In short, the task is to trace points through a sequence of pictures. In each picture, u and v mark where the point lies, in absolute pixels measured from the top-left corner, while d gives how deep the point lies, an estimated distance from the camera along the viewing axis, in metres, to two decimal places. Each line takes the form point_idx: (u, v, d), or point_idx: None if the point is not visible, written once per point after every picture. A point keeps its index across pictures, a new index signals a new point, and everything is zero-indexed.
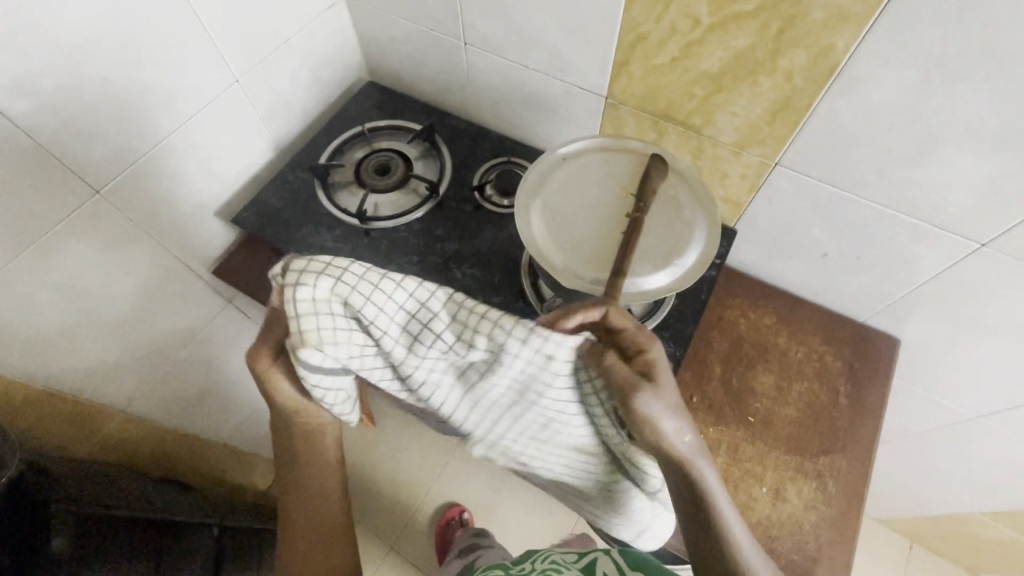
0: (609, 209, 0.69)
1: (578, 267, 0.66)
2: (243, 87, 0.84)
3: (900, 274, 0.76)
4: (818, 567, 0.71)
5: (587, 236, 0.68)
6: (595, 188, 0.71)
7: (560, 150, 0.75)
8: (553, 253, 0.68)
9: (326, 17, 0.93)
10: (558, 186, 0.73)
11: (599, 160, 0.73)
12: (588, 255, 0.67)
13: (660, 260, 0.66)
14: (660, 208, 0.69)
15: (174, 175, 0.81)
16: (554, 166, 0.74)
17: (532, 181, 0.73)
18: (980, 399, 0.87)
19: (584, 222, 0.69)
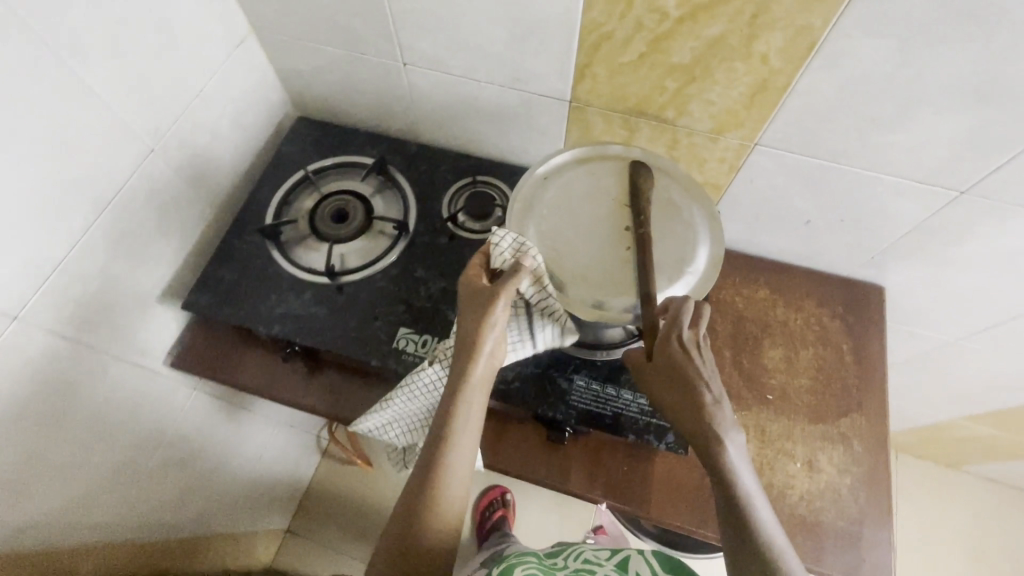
0: (607, 224, 0.66)
1: (592, 296, 0.63)
2: (161, 156, 0.74)
3: (883, 229, 0.78)
4: (864, 529, 0.73)
5: (591, 258, 0.65)
6: (586, 205, 0.68)
7: (539, 170, 0.71)
8: (562, 283, 0.64)
9: (237, 57, 0.82)
10: (547, 210, 0.68)
11: (583, 174, 0.70)
12: (599, 279, 0.64)
13: (673, 269, 0.64)
14: (659, 214, 0.67)
15: (102, 272, 0.70)
16: (539, 189, 0.70)
17: (519, 211, 0.69)
18: (962, 327, 0.92)
19: (585, 244, 0.66)
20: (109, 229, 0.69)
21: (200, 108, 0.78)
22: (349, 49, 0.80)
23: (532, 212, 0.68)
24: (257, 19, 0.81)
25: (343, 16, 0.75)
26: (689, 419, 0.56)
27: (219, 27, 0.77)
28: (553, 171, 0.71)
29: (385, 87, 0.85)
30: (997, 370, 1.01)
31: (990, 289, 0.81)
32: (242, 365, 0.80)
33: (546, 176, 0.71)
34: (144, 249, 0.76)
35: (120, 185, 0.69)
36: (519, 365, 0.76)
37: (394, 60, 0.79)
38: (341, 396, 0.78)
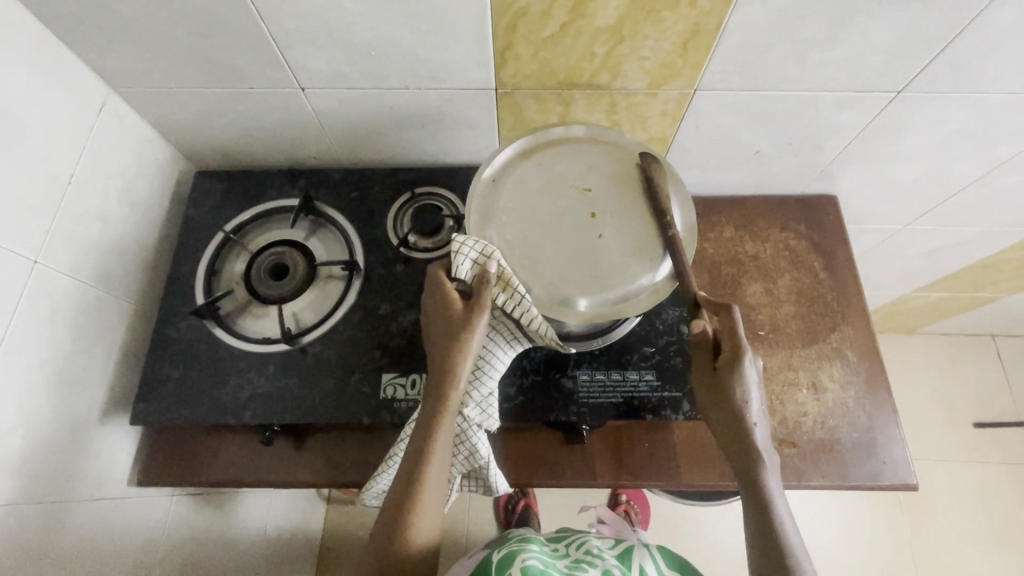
0: (574, 213, 0.66)
1: (576, 294, 0.62)
2: (50, 264, 0.63)
3: (828, 144, 0.78)
4: (878, 433, 0.75)
5: (569, 251, 0.64)
6: (545, 197, 0.66)
7: (485, 172, 0.67)
8: (550, 285, 0.63)
9: (103, 126, 0.70)
10: (508, 215, 0.65)
11: (534, 168, 0.68)
12: (579, 277, 0.63)
13: (649, 249, 0.64)
14: (620, 195, 0.67)
15: (22, 415, 0.60)
16: (491, 194, 0.67)
17: (478, 222, 0.65)
18: (911, 214, 0.95)
19: (556, 243, 0.64)
20: (14, 368, 0.59)
21: (77, 196, 0.67)
22: (234, 86, 0.70)
23: (492, 220, 0.65)
24: (113, 76, 0.69)
25: (215, 52, 0.65)
26: (723, 414, 0.58)
27: (69, 98, 0.65)
28: (501, 171, 0.68)
29: (287, 118, 0.76)
30: (946, 243, 1.06)
31: (934, 175, 0.83)
32: (219, 462, 0.72)
33: (495, 178, 0.67)
34: (66, 374, 0.65)
35: (9, 314, 0.58)
36: (517, 377, 0.73)
37: (289, 86, 0.70)
38: (340, 464, 0.71)
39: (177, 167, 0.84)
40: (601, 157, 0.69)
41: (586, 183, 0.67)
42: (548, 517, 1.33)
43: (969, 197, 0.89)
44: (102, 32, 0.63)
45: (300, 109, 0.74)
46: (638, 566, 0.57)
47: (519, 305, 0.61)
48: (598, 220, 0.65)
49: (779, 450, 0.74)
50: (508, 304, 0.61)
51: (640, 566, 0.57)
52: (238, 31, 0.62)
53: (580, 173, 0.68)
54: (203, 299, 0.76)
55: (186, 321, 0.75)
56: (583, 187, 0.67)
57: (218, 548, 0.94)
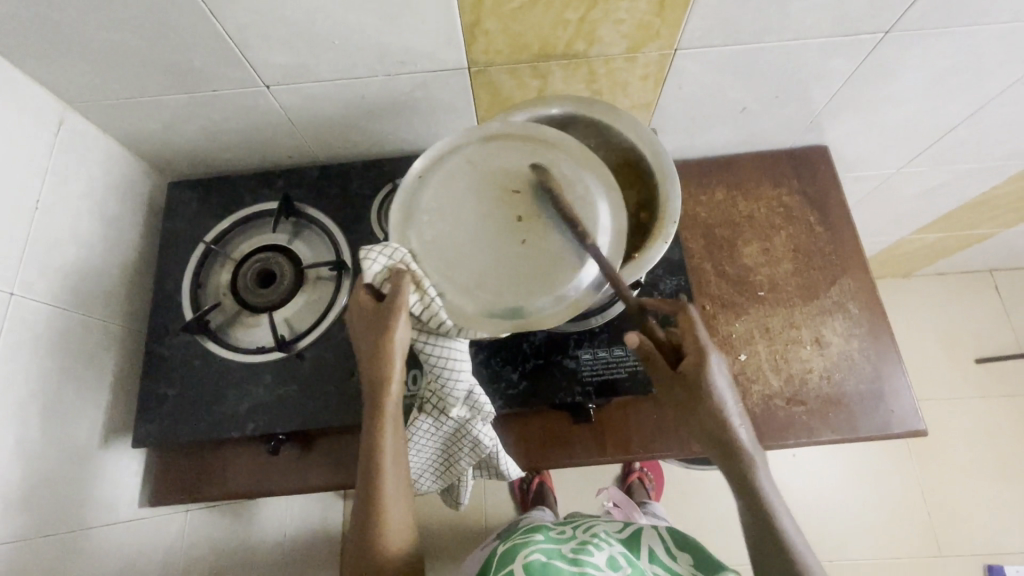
0: (497, 219, 0.59)
1: (490, 305, 0.57)
2: (26, 294, 0.61)
3: (816, 93, 0.75)
4: (884, 382, 0.75)
5: (489, 263, 0.58)
6: (469, 201, 0.59)
7: (413, 168, 0.61)
8: (466, 303, 0.57)
9: (64, 145, 0.67)
10: (428, 217, 0.59)
11: (463, 166, 0.61)
12: (496, 289, 0.57)
13: (576, 255, 0.57)
14: (551, 194, 0.59)
15: (20, 450, 0.59)
16: (416, 193, 0.60)
17: (398, 223, 0.60)
18: (904, 157, 0.93)
19: (476, 250, 0.58)
20: (4, 404, 0.58)
21: (46, 221, 0.64)
22: (196, 91, 0.67)
23: (411, 221, 0.59)
24: (67, 91, 0.66)
25: (170, 56, 0.62)
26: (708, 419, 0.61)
27: (23, 119, 0.62)
28: (430, 167, 0.61)
29: (255, 119, 0.73)
30: (940, 184, 1.04)
31: (925, 115, 0.81)
32: (229, 476, 0.71)
33: (424, 175, 0.61)
34: (59, 404, 0.64)
35: None
36: (519, 363, 0.72)
37: (253, 86, 0.67)
38: (350, 466, 0.71)
39: (149, 180, 0.81)
40: (535, 151, 0.61)
41: (518, 183, 0.60)
42: (563, 492, 1.35)
43: (962, 135, 0.87)
44: (48, 46, 0.59)
45: (267, 109, 0.71)
46: (647, 547, 0.64)
47: (429, 309, 0.57)
48: (525, 225, 0.58)
49: (787, 409, 0.74)
50: (419, 308, 0.57)
51: (647, 547, 0.64)
52: (191, 31, 0.59)
53: (512, 169, 0.60)
54: (191, 313, 0.74)
55: (177, 338, 0.74)
56: (513, 187, 0.60)
57: (240, 557, 0.94)
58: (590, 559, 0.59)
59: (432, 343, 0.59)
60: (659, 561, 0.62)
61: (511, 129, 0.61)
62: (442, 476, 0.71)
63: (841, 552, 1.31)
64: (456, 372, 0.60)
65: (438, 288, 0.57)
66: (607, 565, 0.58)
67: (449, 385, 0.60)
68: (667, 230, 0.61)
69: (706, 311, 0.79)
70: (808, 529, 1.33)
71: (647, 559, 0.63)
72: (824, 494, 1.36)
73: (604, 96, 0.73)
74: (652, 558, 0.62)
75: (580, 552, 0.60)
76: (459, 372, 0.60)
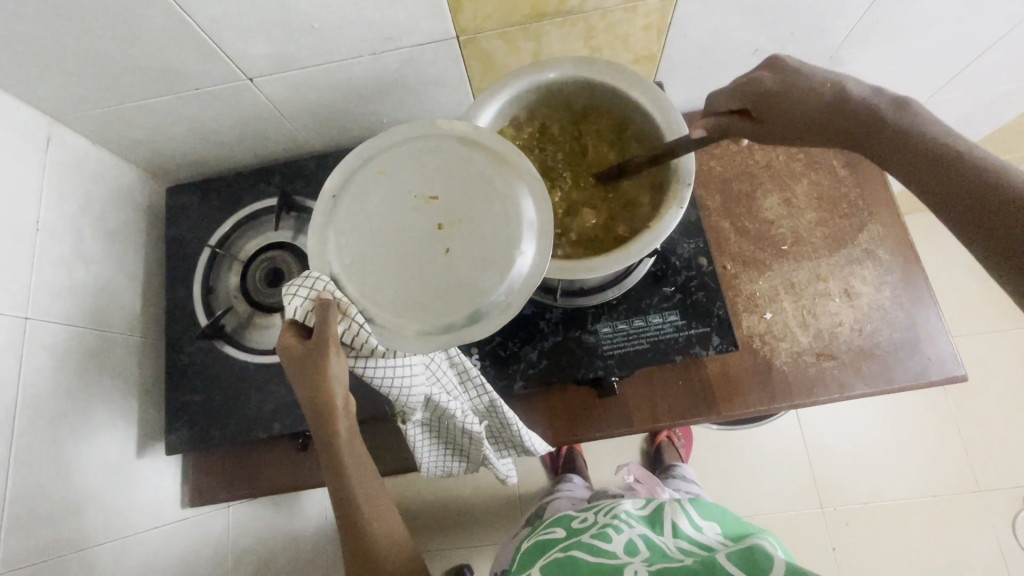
0: (417, 230, 0.54)
1: (419, 324, 0.52)
2: (42, 317, 0.61)
3: (836, 23, 0.69)
4: (920, 328, 0.72)
5: (417, 277, 0.53)
6: (386, 214, 0.54)
7: (324, 187, 0.55)
8: (396, 320, 0.52)
9: (56, 161, 0.66)
10: (346, 235, 0.53)
11: (375, 177, 0.55)
12: (426, 303, 0.52)
13: (502, 259, 0.52)
14: (470, 198, 0.54)
15: (59, 469, 0.61)
16: (330, 211, 0.54)
17: (317, 243, 0.54)
18: (933, 84, 0.86)
19: (397, 265, 0.53)
20: (36, 427, 0.59)
21: (50, 242, 0.64)
22: (179, 91, 0.64)
23: (326, 241, 0.53)
24: (50, 106, 0.64)
25: (147, 58, 0.59)
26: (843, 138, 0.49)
27: (12, 139, 0.61)
28: (342, 183, 0.55)
29: (242, 113, 0.70)
30: (974, 109, 0.96)
31: (958, 36, 0.74)
32: (262, 475, 0.73)
33: (337, 192, 0.55)
34: (89, 421, 0.65)
35: (16, 378, 0.57)
36: (537, 343, 0.71)
37: (236, 80, 0.64)
38: (380, 455, 0.72)
39: (146, 188, 0.79)
40: (453, 152, 0.56)
41: (434, 190, 0.54)
42: (591, 456, 1.36)
43: (999, 53, 0.79)
44: (22, 60, 0.57)
45: (253, 102, 0.68)
46: (671, 521, 0.71)
47: (358, 336, 0.52)
48: (445, 234, 0.53)
49: (817, 364, 0.71)
50: (347, 335, 0.52)
51: (671, 522, 0.70)
52: (164, 30, 0.56)
53: (425, 176, 0.55)
54: (205, 320, 0.74)
55: (195, 344, 0.74)
56: (429, 195, 0.54)
57: (286, 545, 0.98)
58: (615, 535, 0.67)
59: (371, 366, 0.56)
60: (682, 533, 0.68)
61: (423, 134, 0.56)
62: (465, 460, 0.72)
63: (877, 494, 1.31)
64: (405, 386, 0.58)
65: (364, 313, 0.52)
66: (632, 540, 0.66)
67: (404, 397, 0.60)
68: (683, 193, 0.57)
69: (727, 271, 0.75)
70: (840, 474, 1.32)
71: (671, 533, 0.69)
72: (856, 438, 1.35)
73: (603, 53, 0.69)
74: (676, 531, 0.69)
75: (605, 530, 0.68)
76: (409, 385, 0.59)
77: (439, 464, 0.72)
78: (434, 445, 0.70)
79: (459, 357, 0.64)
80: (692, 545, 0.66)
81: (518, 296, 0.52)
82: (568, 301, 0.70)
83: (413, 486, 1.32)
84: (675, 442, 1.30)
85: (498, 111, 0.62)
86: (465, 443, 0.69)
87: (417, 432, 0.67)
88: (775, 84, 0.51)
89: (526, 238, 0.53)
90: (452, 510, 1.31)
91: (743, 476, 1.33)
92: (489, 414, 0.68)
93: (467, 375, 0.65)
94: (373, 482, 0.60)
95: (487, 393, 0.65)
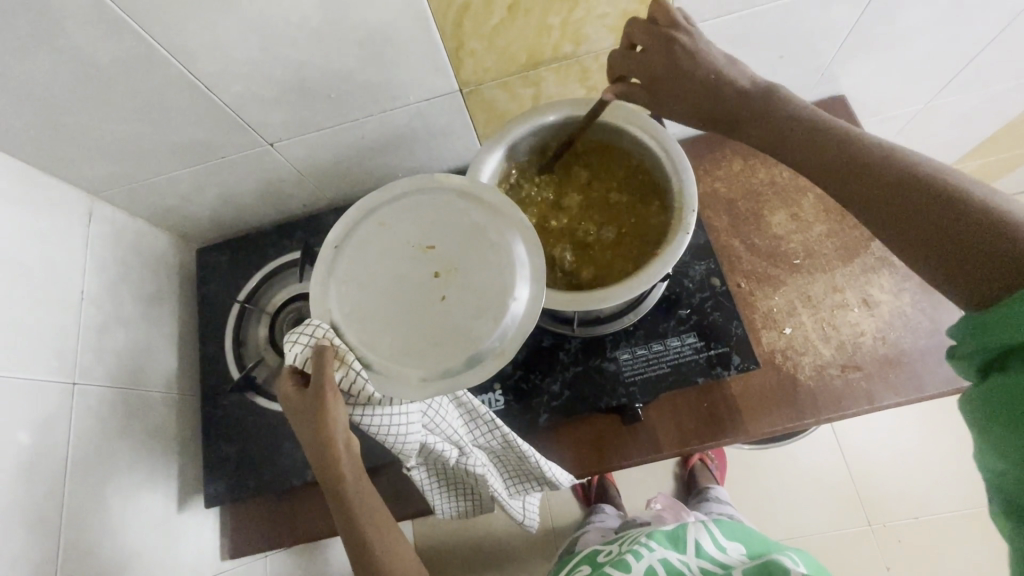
0: (414, 279, 0.58)
1: (418, 371, 0.55)
2: (88, 382, 0.65)
3: (823, 42, 0.71)
4: (944, 333, 0.71)
5: (414, 325, 0.56)
6: (385, 265, 0.58)
7: (328, 240, 0.60)
8: (394, 367, 0.55)
9: (97, 234, 0.70)
10: (347, 285, 0.58)
11: (376, 228, 0.60)
12: (423, 350, 0.56)
13: (497, 304, 0.56)
14: (465, 247, 0.58)
15: (107, 528, 0.63)
16: (332, 261, 0.59)
17: (319, 292, 0.58)
18: (931, 89, 0.86)
19: (396, 313, 0.57)
20: (83, 489, 0.61)
21: (93, 310, 0.68)
22: (205, 160, 0.69)
23: (329, 292, 0.58)
24: (91, 184, 0.69)
25: (176, 134, 0.64)
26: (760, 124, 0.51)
27: (58, 217, 0.65)
28: (344, 235, 0.60)
29: (265, 175, 0.74)
30: (977, 108, 0.95)
31: (947, 44, 0.75)
32: (296, 523, 0.73)
33: (339, 243, 0.60)
34: (132, 479, 0.68)
35: (64, 441, 0.60)
36: (559, 373, 0.72)
37: (257, 146, 0.68)
38: (409, 496, 0.73)
39: (178, 251, 0.84)
40: (448, 203, 0.60)
41: (431, 240, 0.59)
42: (624, 485, 1.33)
43: (992, 56, 0.80)
44: (66, 146, 0.62)
45: (274, 164, 0.73)
46: (693, 540, 0.72)
47: (354, 382, 0.55)
48: (442, 282, 0.57)
49: (842, 377, 0.70)
50: (345, 382, 0.55)
51: (693, 540, 0.72)
52: (193, 109, 0.61)
53: (423, 227, 0.59)
54: (237, 373, 0.77)
55: (228, 396, 0.77)
56: (426, 245, 0.59)
57: None
58: (634, 563, 0.68)
59: (368, 413, 0.58)
60: (704, 551, 0.71)
61: (420, 187, 0.61)
62: (478, 499, 0.73)
63: (928, 508, 1.25)
64: (401, 435, 0.60)
65: (362, 360, 0.55)
66: (652, 567, 0.67)
67: (400, 445, 0.61)
68: (687, 220, 0.58)
69: (740, 289, 0.76)
70: (884, 488, 1.27)
71: (694, 552, 0.71)
72: (898, 450, 1.30)
73: (601, 91, 0.72)
74: (699, 550, 0.71)
75: (624, 558, 0.70)
76: (405, 433, 0.60)
77: (451, 506, 0.73)
78: (442, 486, 0.71)
79: (466, 398, 0.65)
80: (713, 565, 0.69)
81: (510, 341, 0.55)
82: (586, 330, 0.72)
83: (444, 528, 1.31)
84: (709, 464, 1.27)
85: (501, 157, 0.65)
86: (471, 482, 0.70)
87: (422, 475, 0.69)
88: (686, 50, 0.52)
89: (519, 284, 0.56)
90: (485, 551, 1.29)
91: (782, 495, 1.29)
92: (502, 450, 0.69)
93: (474, 415, 0.67)
94: (389, 524, 0.61)
95: (495, 430, 0.67)
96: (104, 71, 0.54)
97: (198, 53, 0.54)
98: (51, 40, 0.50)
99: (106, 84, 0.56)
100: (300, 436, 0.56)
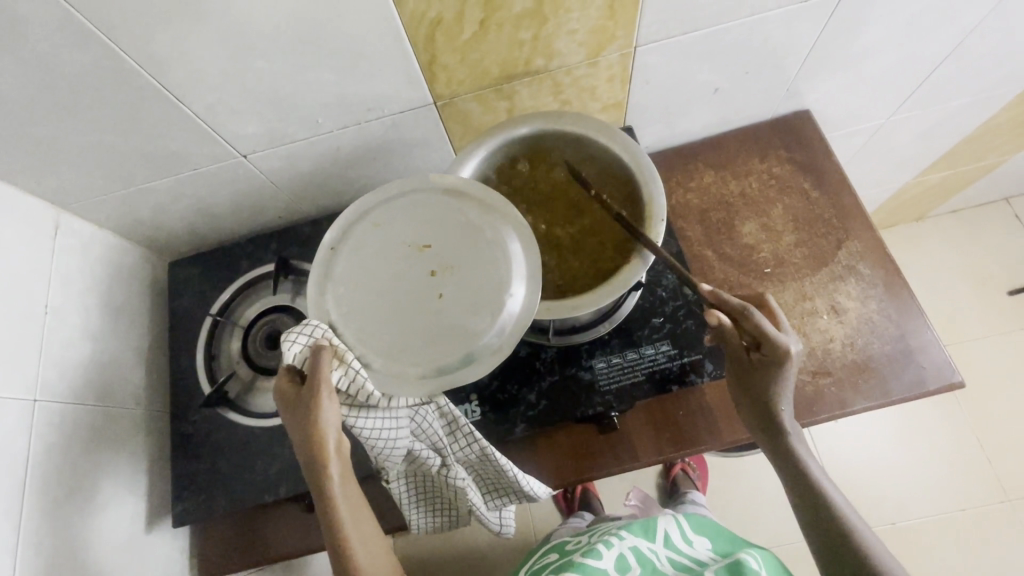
0: (411, 279, 0.58)
1: (416, 369, 0.55)
2: (50, 398, 0.63)
3: (786, 59, 0.73)
4: (908, 338, 0.73)
5: (410, 324, 0.56)
6: (383, 264, 0.58)
7: (325, 241, 0.59)
8: (392, 367, 0.55)
9: (63, 247, 0.69)
10: (345, 286, 0.57)
11: (372, 230, 0.60)
12: (421, 348, 0.56)
13: (494, 302, 0.56)
14: (461, 247, 0.58)
15: (67, 550, 0.61)
16: (329, 263, 0.58)
17: (316, 295, 0.58)
18: (891, 104, 0.89)
19: (393, 313, 0.57)
20: (43, 509, 0.59)
21: (57, 324, 0.66)
22: (178, 171, 0.68)
23: (326, 293, 0.57)
24: (58, 196, 0.68)
25: (148, 145, 0.63)
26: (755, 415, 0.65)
27: (23, 229, 0.64)
28: (341, 236, 0.60)
29: (238, 188, 0.74)
30: (937, 122, 0.99)
31: (902, 61, 0.78)
32: (268, 541, 0.71)
33: (334, 245, 0.59)
34: (96, 498, 0.65)
35: (24, 460, 0.58)
36: (535, 383, 0.72)
37: (230, 157, 0.68)
38: (385, 509, 0.71)
39: (149, 264, 0.82)
40: (446, 202, 0.60)
41: (428, 239, 0.59)
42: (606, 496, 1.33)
43: (945, 73, 0.84)
44: (31, 156, 0.61)
45: (249, 177, 0.72)
46: (663, 530, 0.73)
47: (355, 382, 0.54)
48: (438, 281, 0.57)
49: (813, 383, 0.72)
50: (344, 382, 0.55)
51: (663, 531, 0.73)
52: (164, 119, 0.60)
53: (418, 227, 0.59)
54: (208, 387, 0.76)
55: (199, 412, 0.75)
56: (422, 244, 0.59)
57: None
58: (605, 551, 0.69)
59: (362, 416, 0.57)
60: (675, 545, 0.71)
61: (418, 186, 0.61)
62: (458, 511, 0.72)
63: (903, 514, 1.27)
64: (390, 441, 0.60)
65: (360, 359, 0.55)
66: (622, 555, 0.68)
67: (387, 452, 0.61)
68: (655, 228, 0.60)
69: None
70: (861, 494, 1.29)
71: (663, 542, 0.71)
72: (874, 457, 1.32)
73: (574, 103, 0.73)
74: (668, 542, 0.71)
75: (595, 547, 0.70)
76: (393, 440, 0.60)
77: (427, 520, 0.72)
78: (420, 499, 0.70)
79: (448, 409, 0.63)
80: (681, 556, 0.69)
81: (509, 337, 0.55)
82: (562, 340, 0.72)
83: (424, 543, 1.29)
84: (689, 473, 1.28)
85: (477, 169, 0.66)
86: (450, 494, 0.70)
87: (401, 488, 0.68)
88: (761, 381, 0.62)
89: (516, 281, 0.56)
90: (466, 566, 1.27)
91: (763, 504, 1.30)
92: (480, 462, 0.68)
93: (457, 426, 0.65)
94: (372, 538, 0.60)
95: (478, 442, 0.65)
96: (73, 81, 0.54)
97: (168, 64, 0.54)
98: (16, 50, 0.49)
99: (76, 95, 0.55)
100: (292, 438, 0.55)
